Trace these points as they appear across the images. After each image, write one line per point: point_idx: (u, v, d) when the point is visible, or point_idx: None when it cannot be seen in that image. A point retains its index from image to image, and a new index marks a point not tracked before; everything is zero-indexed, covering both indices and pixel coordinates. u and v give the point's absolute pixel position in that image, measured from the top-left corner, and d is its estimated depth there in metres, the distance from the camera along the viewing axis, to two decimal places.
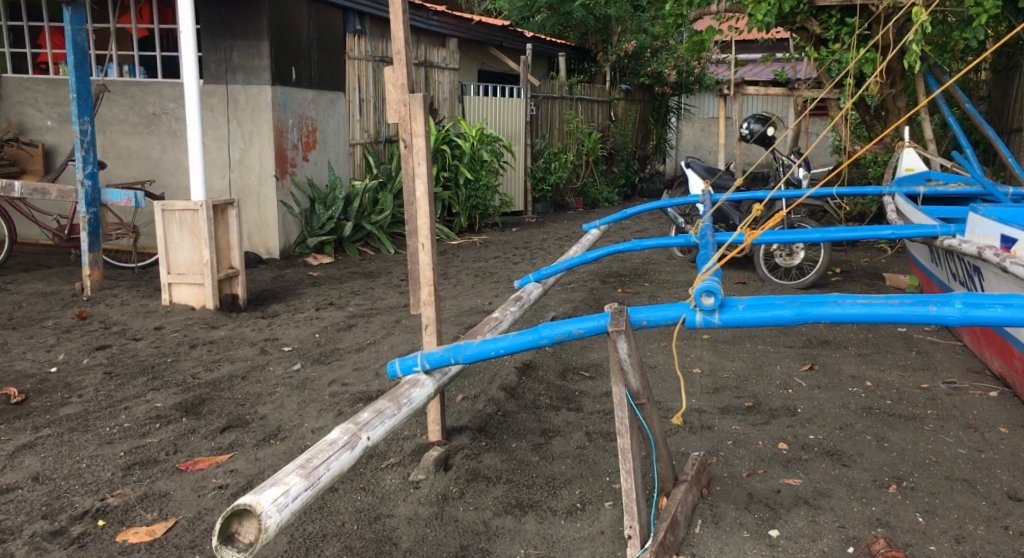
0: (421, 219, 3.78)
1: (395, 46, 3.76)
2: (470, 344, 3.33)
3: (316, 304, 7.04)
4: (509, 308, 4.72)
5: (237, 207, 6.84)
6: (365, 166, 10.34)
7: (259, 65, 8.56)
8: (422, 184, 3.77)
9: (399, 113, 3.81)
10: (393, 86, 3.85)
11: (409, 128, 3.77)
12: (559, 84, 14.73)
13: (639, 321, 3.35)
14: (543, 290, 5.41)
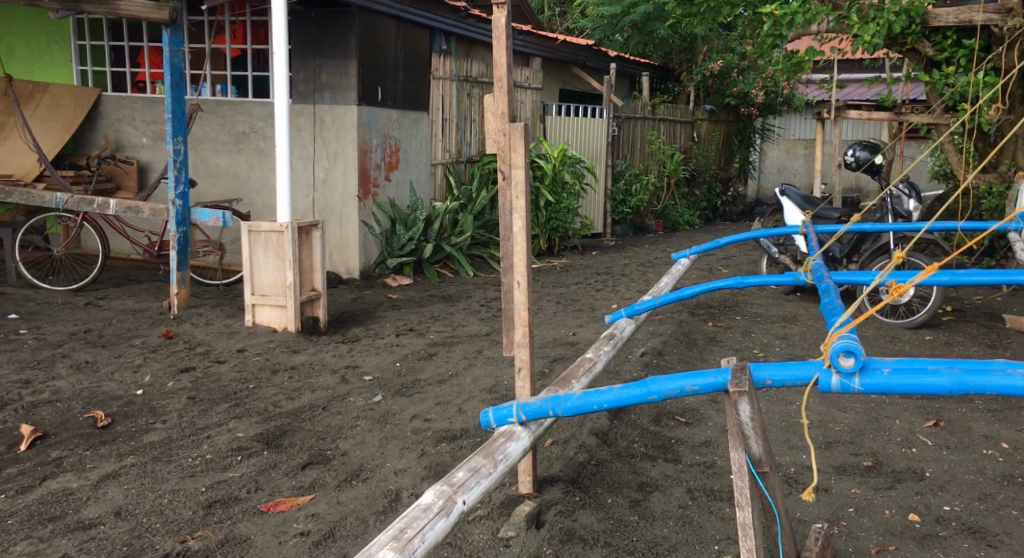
0: (519, 258, 3.58)
1: (499, 75, 3.60)
2: (571, 396, 3.10)
3: (397, 328, 6.91)
4: (602, 347, 4.49)
5: (321, 228, 6.79)
6: (446, 187, 10.23)
7: (346, 84, 8.53)
8: (520, 221, 3.58)
9: (499, 143, 3.62)
10: (494, 116, 3.68)
11: (508, 159, 3.56)
12: (642, 104, 14.49)
13: (764, 380, 3.09)
14: (634, 325, 5.15)
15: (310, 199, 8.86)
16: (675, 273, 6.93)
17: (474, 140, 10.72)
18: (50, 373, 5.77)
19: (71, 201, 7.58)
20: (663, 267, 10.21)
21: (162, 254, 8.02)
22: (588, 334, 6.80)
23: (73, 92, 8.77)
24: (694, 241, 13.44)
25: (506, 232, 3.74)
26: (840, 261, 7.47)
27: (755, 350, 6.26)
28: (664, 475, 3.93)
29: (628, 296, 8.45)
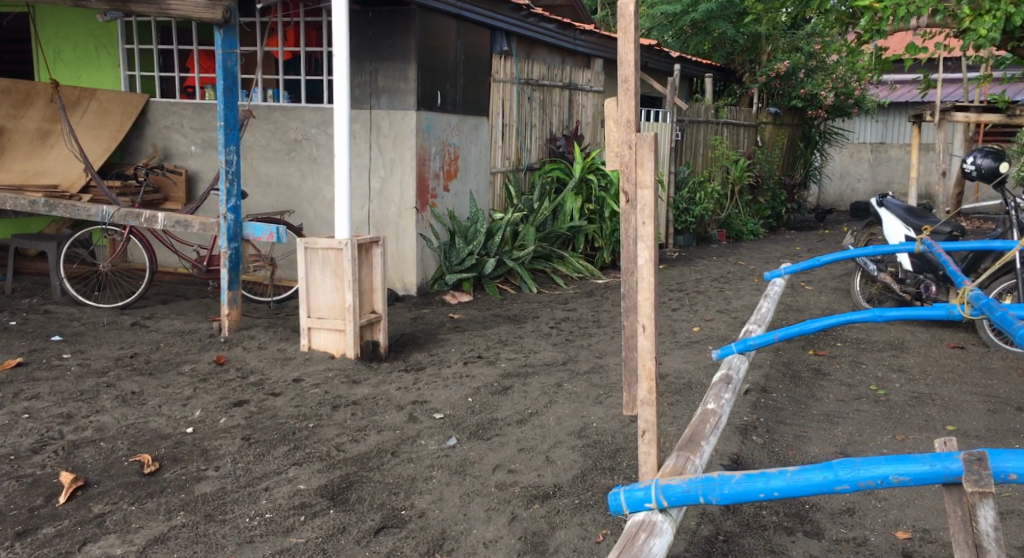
0: (645, 298, 2.97)
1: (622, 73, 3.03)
2: (729, 479, 2.80)
3: (465, 353, 6.32)
4: (723, 395, 3.89)
5: (383, 245, 6.21)
6: (505, 196, 9.63)
7: (405, 88, 7.97)
8: (643, 253, 2.97)
9: (622, 158, 3.01)
10: (618, 122, 3.10)
11: (633, 177, 2.96)
12: (705, 108, 13.94)
13: (1005, 474, 2.61)
14: (746, 362, 4.52)
15: (366, 210, 8.31)
16: (772, 294, 6.39)
17: (534, 147, 10.12)
18: (95, 405, 5.23)
19: (118, 215, 7.11)
20: (739, 283, 9.56)
21: (211, 270, 7.53)
22: (676, 363, 6.19)
23: (120, 98, 8.32)
24: (763, 252, 12.75)
25: (626, 261, 3.14)
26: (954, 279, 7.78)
27: (873, 387, 5.87)
28: (808, 555, 3.50)
29: (708, 317, 7.83)
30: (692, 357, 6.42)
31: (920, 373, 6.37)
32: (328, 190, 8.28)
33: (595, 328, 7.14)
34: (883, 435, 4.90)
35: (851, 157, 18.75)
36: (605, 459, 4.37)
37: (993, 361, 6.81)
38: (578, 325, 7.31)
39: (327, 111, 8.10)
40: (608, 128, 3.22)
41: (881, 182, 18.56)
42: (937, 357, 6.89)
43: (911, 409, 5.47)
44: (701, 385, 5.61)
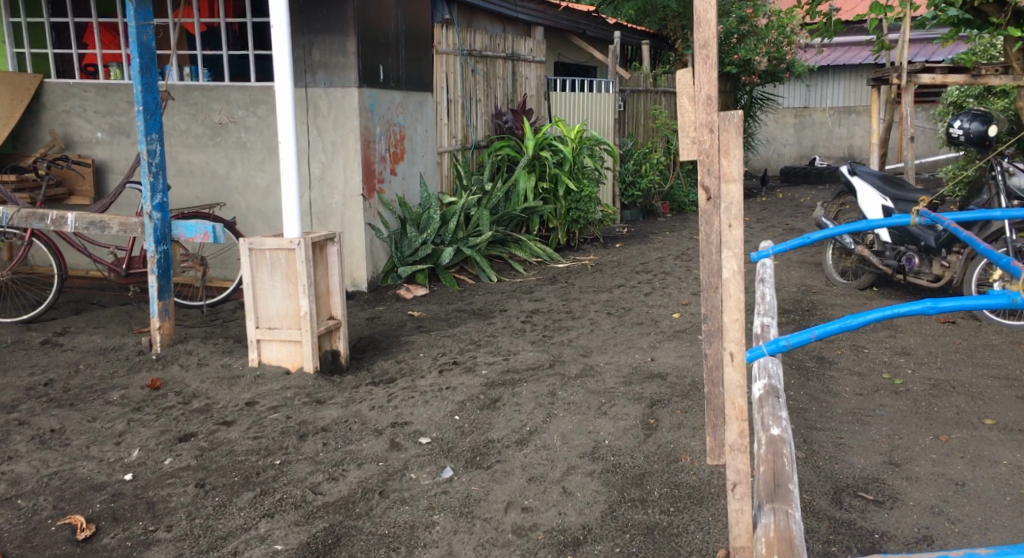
0: (732, 318, 2.82)
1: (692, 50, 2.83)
2: None
3: (439, 358, 5.65)
4: (779, 411, 3.51)
5: (339, 242, 5.44)
6: (453, 177, 8.94)
7: (344, 63, 7.21)
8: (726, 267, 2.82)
9: (703, 142, 2.80)
10: (694, 107, 2.85)
11: (719, 168, 2.80)
12: (644, 76, 13.43)
13: None
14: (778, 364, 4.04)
15: (306, 199, 7.54)
16: (768, 278, 5.90)
17: (480, 123, 9.43)
18: (7, 451, 4.41)
19: (18, 216, 6.19)
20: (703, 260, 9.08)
21: (132, 273, 6.70)
22: (670, 359, 5.63)
23: (8, 79, 7.38)
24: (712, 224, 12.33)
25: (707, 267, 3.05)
26: (937, 251, 7.42)
27: (886, 376, 5.46)
28: None
29: (685, 301, 7.32)
30: (683, 350, 5.85)
31: (927, 357, 5.94)
32: (263, 178, 7.48)
33: (570, 322, 6.56)
34: (924, 438, 4.42)
35: (774, 123, 18.60)
36: (633, 488, 3.79)
37: (994, 337, 6.45)
38: (551, 318, 6.70)
39: (256, 90, 7.29)
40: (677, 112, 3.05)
41: (807, 146, 18.46)
42: (936, 336, 6.47)
43: (936, 400, 5.02)
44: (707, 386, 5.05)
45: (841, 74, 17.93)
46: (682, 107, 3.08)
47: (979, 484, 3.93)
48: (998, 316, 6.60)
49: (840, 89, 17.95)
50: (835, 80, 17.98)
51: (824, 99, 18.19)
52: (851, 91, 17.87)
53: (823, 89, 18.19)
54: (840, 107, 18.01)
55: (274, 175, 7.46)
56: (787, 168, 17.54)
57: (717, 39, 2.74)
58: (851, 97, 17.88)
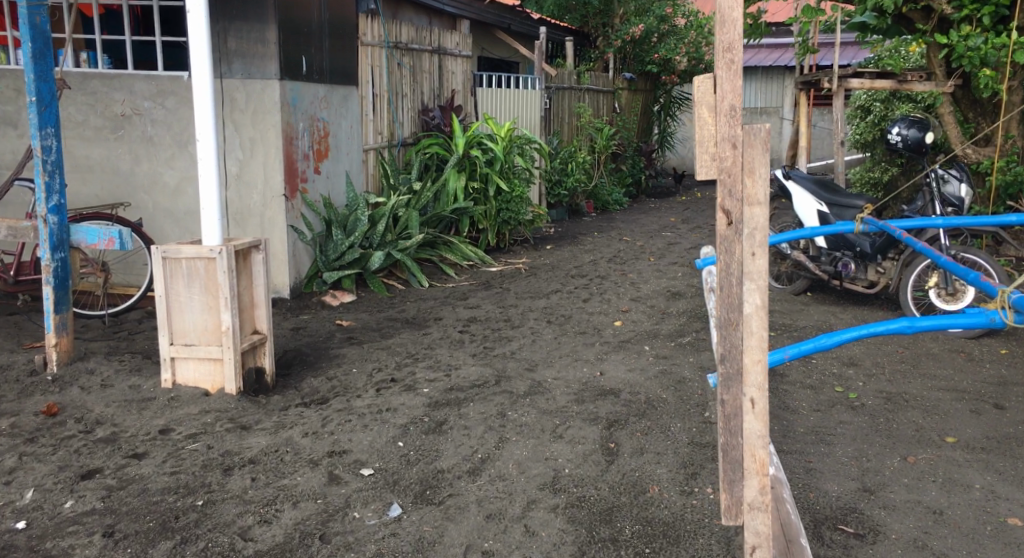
0: (754, 361, 2.80)
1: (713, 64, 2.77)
2: None
3: (375, 375, 5.25)
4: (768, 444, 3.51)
5: (264, 250, 4.92)
6: (379, 176, 8.45)
7: (263, 53, 6.65)
8: (749, 303, 2.79)
9: (727, 161, 2.72)
10: (718, 118, 2.77)
11: (743, 189, 2.71)
12: (568, 73, 13.16)
13: None
14: None
15: (222, 199, 6.95)
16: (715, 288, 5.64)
17: (406, 120, 8.97)
18: None
19: None
20: (636, 263, 8.87)
21: (21, 281, 6.09)
22: (619, 374, 5.34)
23: None
24: (639, 224, 12.15)
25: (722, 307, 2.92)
26: (873, 256, 7.30)
27: (840, 389, 5.26)
28: None
29: (624, 308, 7.06)
30: (630, 363, 5.56)
31: (876, 367, 5.78)
32: (172, 176, 6.89)
33: (509, 333, 6.23)
34: (893, 458, 4.22)
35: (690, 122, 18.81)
36: (602, 527, 3.48)
37: (938, 344, 6.35)
38: (490, 328, 6.36)
39: (163, 80, 6.70)
40: (695, 131, 2.86)
41: None
42: (879, 345, 6.31)
43: (895, 415, 4.86)
44: (661, 405, 4.76)
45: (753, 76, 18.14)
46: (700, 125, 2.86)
47: (959, 512, 3.73)
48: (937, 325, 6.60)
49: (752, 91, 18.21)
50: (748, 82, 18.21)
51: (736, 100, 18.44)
52: (762, 93, 18.05)
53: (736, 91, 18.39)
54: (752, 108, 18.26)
55: (184, 172, 6.88)
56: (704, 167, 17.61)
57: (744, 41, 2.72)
58: (762, 95, 17.98)
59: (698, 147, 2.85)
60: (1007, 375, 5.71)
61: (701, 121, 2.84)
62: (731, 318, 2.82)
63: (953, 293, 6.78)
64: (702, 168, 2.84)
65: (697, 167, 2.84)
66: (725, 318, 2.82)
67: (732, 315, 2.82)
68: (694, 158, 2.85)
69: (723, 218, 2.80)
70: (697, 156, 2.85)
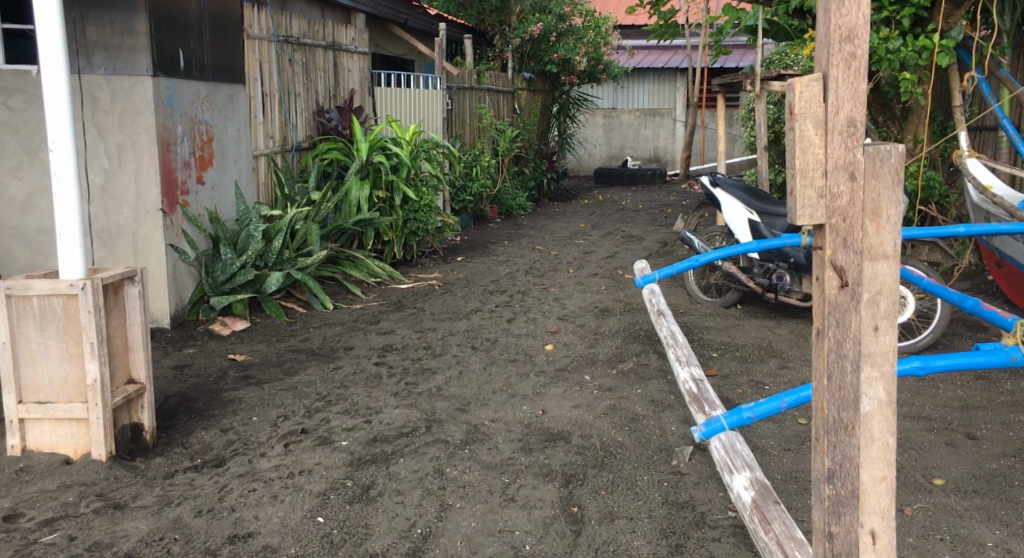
0: (879, 476, 2.67)
1: (823, 68, 2.54)
2: None
3: (282, 426, 4.48)
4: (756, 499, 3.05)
5: (141, 282, 4.11)
6: (272, 184, 7.51)
7: (131, 46, 5.70)
8: (870, 400, 2.65)
9: (850, 208, 2.56)
10: (828, 140, 2.55)
11: (865, 238, 2.58)
12: (468, 72, 12.46)
13: None
14: (732, 444, 3.31)
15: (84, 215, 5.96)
16: (661, 324, 5.03)
17: (301, 122, 8.00)
18: None
19: None
20: (555, 276, 8.29)
21: None
22: (562, 413, 4.72)
23: None
24: (548, 230, 11.60)
25: (814, 403, 2.70)
26: (808, 268, 6.73)
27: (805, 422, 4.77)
28: None
29: (553, 329, 6.46)
30: (572, 398, 4.95)
31: None
32: (19, 189, 5.88)
33: (433, 365, 5.55)
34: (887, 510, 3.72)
35: (585, 123, 18.49)
36: None
37: None
38: (409, 359, 5.67)
39: (5, 75, 5.70)
40: (798, 156, 2.55)
41: (616, 147, 18.50)
42: None
43: None
44: (618, 452, 4.14)
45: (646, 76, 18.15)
46: (799, 146, 2.57)
47: None
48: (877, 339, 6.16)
49: (646, 91, 18.10)
50: (642, 83, 18.09)
51: (630, 101, 18.25)
52: (655, 94, 18.08)
53: (630, 92, 18.24)
54: (646, 110, 18.16)
55: (33, 184, 5.88)
56: (604, 170, 17.23)
57: (867, 28, 2.50)
58: (655, 99, 18.09)
59: (799, 177, 2.55)
60: (965, 396, 5.26)
61: (802, 140, 2.55)
62: (845, 419, 2.63)
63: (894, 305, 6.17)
64: (804, 212, 2.57)
65: (801, 208, 2.56)
66: (837, 420, 2.62)
67: (847, 415, 2.63)
68: (795, 193, 2.56)
69: (837, 280, 2.59)
70: (799, 191, 2.56)
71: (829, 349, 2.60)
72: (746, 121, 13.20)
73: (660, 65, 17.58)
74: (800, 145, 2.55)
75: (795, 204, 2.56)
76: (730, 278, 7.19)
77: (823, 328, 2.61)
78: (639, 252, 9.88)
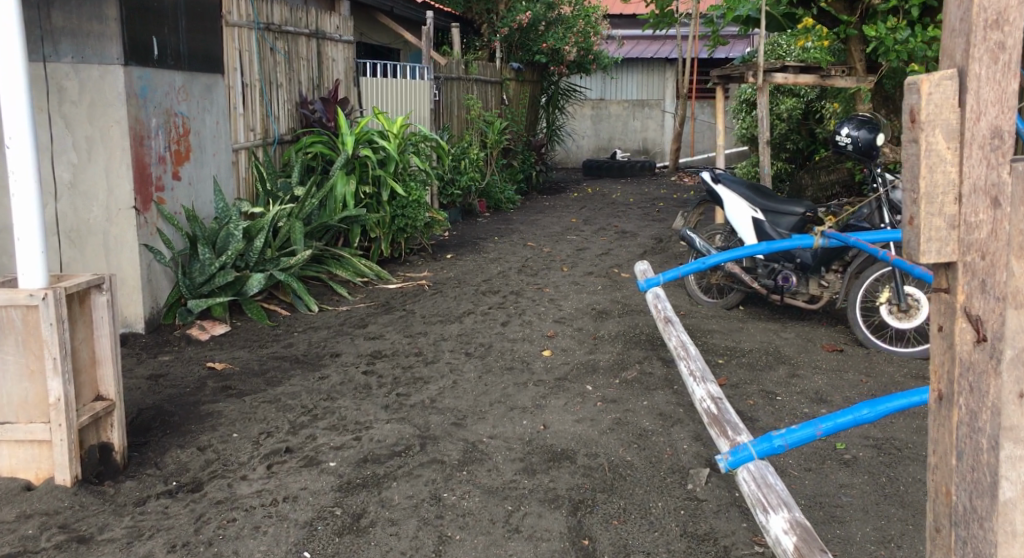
0: None
1: (959, 63, 2.12)
2: None
3: (264, 444, 4.15)
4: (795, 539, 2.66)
5: (110, 290, 3.77)
6: (253, 179, 7.16)
7: (101, 34, 5.35)
8: (1013, 483, 2.22)
9: (987, 243, 2.14)
10: (965, 155, 2.13)
11: (1006, 280, 2.15)
12: (456, 62, 12.11)
13: None
14: (762, 469, 2.99)
15: (51, 212, 5.60)
16: (669, 334, 4.73)
17: (283, 114, 7.64)
18: None
19: None
20: (549, 275, 7.97)
21: None
22: (565, 428, 4.41)
23: None
24: (539, 225, 11.27)
25: (935, 483, 2.26)
26: (816, 268, 6.45)
27: None
28: None
29: (550, 333, 6.14)
30: (574, 412, 4.64)
31: (850, 403, 4.94)
32: None
33: (423, 374, 5.22)
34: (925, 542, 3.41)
35: (573, 114, 18.17)
36: None
37: (897, 368, 5.63)
38: (399, 367, 5.35)
39: None
40: (924, 173, 2.13)
41: (604, 139, 18.12)
42: (837, 371, 5.53)
43: (895, 471, 3.95)
44: (627, 474, 3.83)
45: (635, 67, 17.83)
46: (930, 165, 2.14)
47: None
48: (889, 344, 5.87)
49: (635, 81, 17.80)
50: (631, 73, 17.80)
51: (618, 92, 17.96)
52: (644, 85, 17.80)
53: (618, 83, 17.96)
54: (635, 100, 17.86)
55: None
56: (593, 162, 16.92)
57: (1021, 12, 2.08)
58: (644, 90, 17.81)
59: (926, 201, 2.13)
60: None
61: (930, 154, 2.13)
62: (978, 509, 2.18)
63: (906, 309, 5.89)
64: (930, 246, 2.15)
65: (926, 241, 2.14)
66: (968, 509, 2.18)
67: (981, 503, 2.17)
68: (918, 220, 2.14)
69: (973, 334, 2.15)
70: (924, 219, 2.14)
71: (960, 419, 2.16)
72: (738, 113, 12.92)
73: (648, 56, 17.31)
74: (927, 161, 2.13)
75: (918, 234, 2.14)
76: (733, 278, 6.90)
77: (951, 396, 2.18)
78: (634, 248, 9.56)
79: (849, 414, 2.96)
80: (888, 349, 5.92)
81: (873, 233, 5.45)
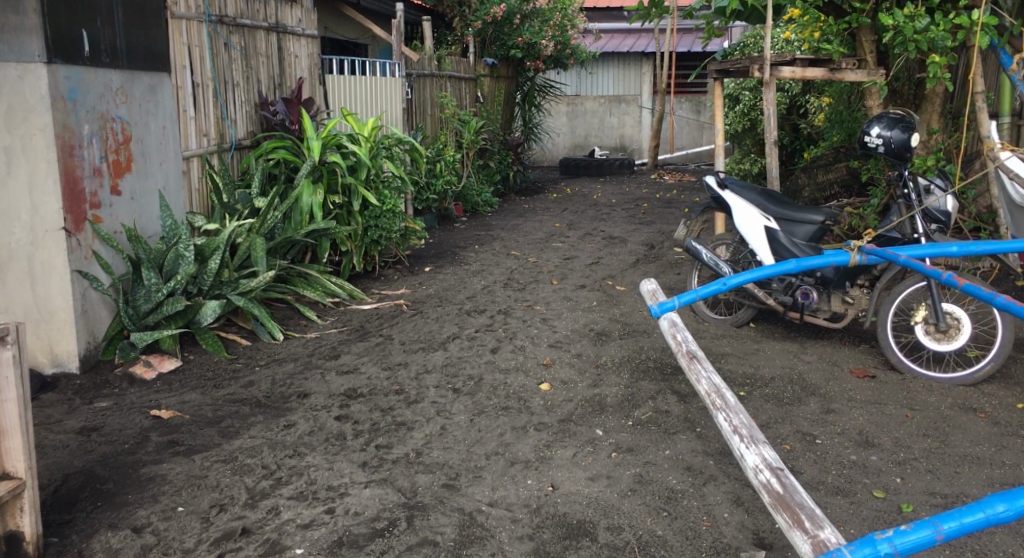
0: None
1: None
2: None
3: (216, 523, 3.42)
4: None
5: (18, 344, 3.03)
6: (209, 190, 6.38)
7: (20, 30, 4.58)
8: None
9: None
10: None
11: None
12: (428, 56, 11.34)
13: None
14: None
15: None
16: (696, 374, 4.02)
17: (241, 116, 6.85)
18: None
19: None
20: (538, 289, 7.25)
21: None
22: (577, 490, 3.70)
23: None
24: (520, 231, 10.54)
25: None
26: (840, 284, 5.77)
27: (878, 491, 3.83)
28: None
29: (546, 362, 5.42)
30: (585, 466, 3.93)
31: (902, 448, 4.27)
32: None
33: (405, 420, 4.47)
34: None
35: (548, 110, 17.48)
36: None
37: (940, 398, 4.95)
38: (377, 410, 4.60)
39: None
40: None
41: (580, 135, 17.47)
42: (876, 405, 4.85)
43: (981, 543, 3.29)
44: None
45: (611, 62, 17.18)
46: None
47: None
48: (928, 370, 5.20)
49: (610, 76, 17.16)
50: (606, 68, 17.16)
51: (593, 88, 17.30)
52: (620, 80, 17.16)
53: (593, 78, 17.30)
54: (611, 95, 17.21)
55: None
56: (571, 161, 16.22)
57: None
58: (620, 85, 17.17)
59: None
60: None
61: None
62: None
63: (946, 330, 5.22)
64: None
65: None
66: None
67: None
68: None
69: None
70: None
71: None
72: None
73: (624, 50, 16.64)
74: None
75: None
76: (748, 294, 6.21)
77: None
78: (626, 256, 8.87)
79: (978, 509, 2.41)
80: (926, 374, 5.25)
81: (916, 247, 4.76)
